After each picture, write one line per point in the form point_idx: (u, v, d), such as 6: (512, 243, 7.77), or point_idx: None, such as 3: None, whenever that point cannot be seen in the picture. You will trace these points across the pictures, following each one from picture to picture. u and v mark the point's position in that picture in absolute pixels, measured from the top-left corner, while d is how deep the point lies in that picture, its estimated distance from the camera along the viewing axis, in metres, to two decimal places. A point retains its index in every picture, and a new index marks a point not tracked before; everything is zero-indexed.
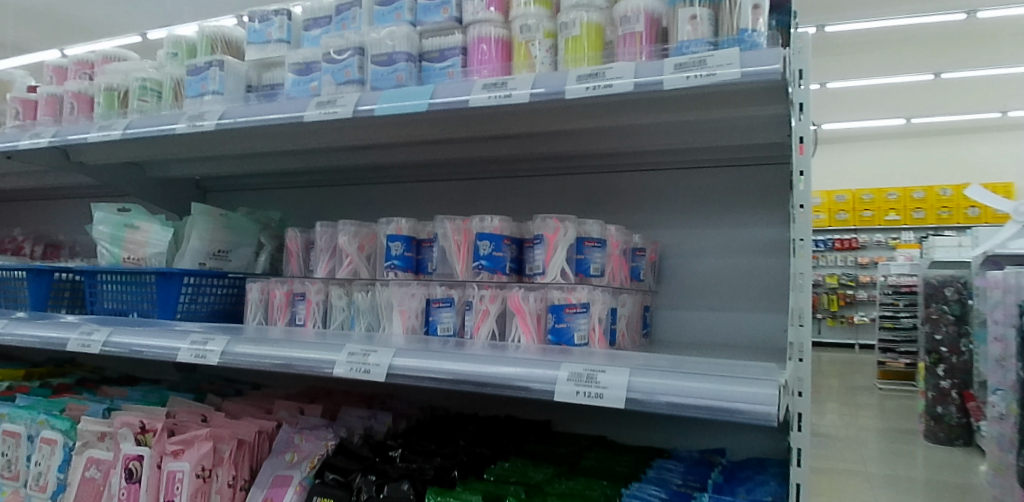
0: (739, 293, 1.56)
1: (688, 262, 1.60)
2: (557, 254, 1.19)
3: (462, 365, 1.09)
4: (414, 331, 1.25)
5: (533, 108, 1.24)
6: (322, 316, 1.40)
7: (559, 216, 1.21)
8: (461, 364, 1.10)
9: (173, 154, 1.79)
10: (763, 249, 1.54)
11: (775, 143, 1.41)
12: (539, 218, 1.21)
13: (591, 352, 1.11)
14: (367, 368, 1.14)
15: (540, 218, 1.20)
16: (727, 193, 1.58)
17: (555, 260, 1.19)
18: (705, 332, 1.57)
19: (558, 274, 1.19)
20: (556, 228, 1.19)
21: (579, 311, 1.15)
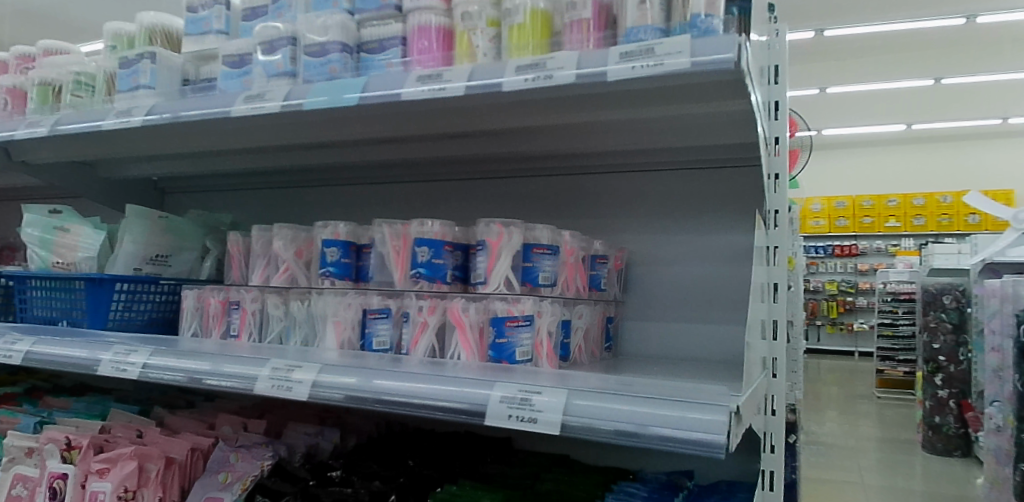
0: (709, 304, 1.46)
1: (657, 271, 1.51)
2: (500, 262, 1.10)
3: (391, 383, 1.00)
4: (349, 344, 1.16)
5: (480, 105, 1.15)
6: (258, 327, 1.30)
7: (504, 221, 1.12)
8: (390, 382, 1.01)
9: (117, 153, 1.69)
10: (736, 257, 1.45)
11: (745, 144, 1.31)
12: (482, 222, 1.12)
13: (533, 370, 1.02)
14: (291, 386, 1.05)
15: (483, 223, 1.12)
16: (698, 198, 1.49)
17: (498, 268, 1.10)
18: (674, 346, 1.48)
19: (501, 283, 1.10)
20: (499, 234, 1.10)
21: (523, 325, 1.06)
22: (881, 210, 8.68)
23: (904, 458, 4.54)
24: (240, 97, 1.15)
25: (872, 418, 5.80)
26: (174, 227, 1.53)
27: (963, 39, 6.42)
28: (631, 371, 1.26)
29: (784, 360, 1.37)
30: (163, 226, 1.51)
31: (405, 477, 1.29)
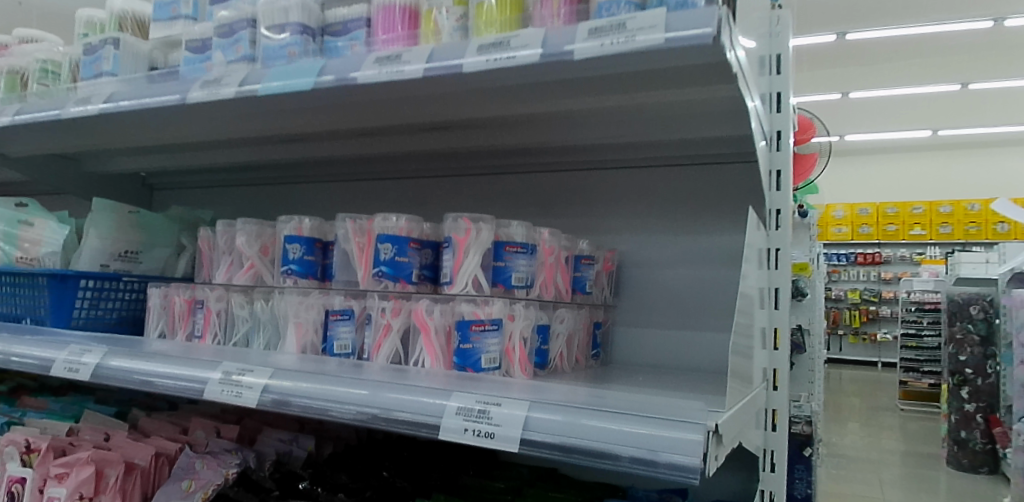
0: (706, 309, 1.36)
1: (651, 274, 1.41)
2: (467, 261, 1.02)
3: (344, 391, 0.92)
4: (310, 348, 1.10)
5: (452, 93, 1.06)
6: (221, 328, 1.22)
7: (473, 216, 1.05)
8: (343, 390, 0.93)
9: (93, 147, 1.64)
10: (735, 259, 1.35)
11: (743, 137, 1.22)
12: (449, 218, 1.05)
13: (502, 380, 0.93)
14: (241, 391, 0.98)
15: (451, 218, 1.05)
16: (695, 196, 1.40)
17: (465, 268, 1.02)
18: (668, 354, 1.38)
19: (469, 284, 1.02)
20: (466, 231, 1.03)
21: (490, 329, 0.97)
22: (906, 218, 8.47)
23: (928, 473, 4.36)
24: (197, 81, 1.10)
25: (895, 432, 5.60)
26: (146, 223, 1.48)
27: (990, 43, 6.23)
28: (618, 381, 1.17)
29: (786, 372, 1.27)
30: (134, 222, 1.46)
31: (372, 489, 1.24)
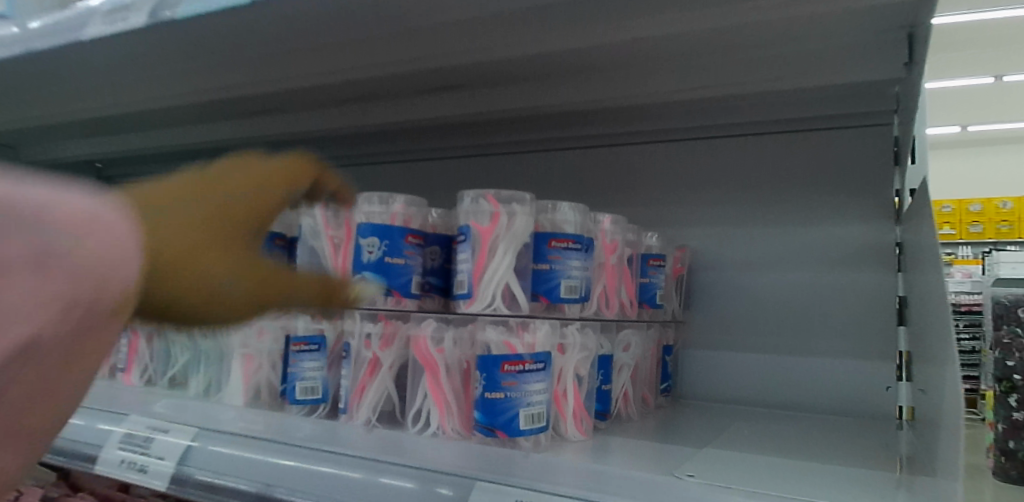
0: (810, 327, 1.01)
1: (730, 278, 1.07)
2: (494, 263, 0.68)
3: (299, 472, 0.59)
4: (263, 390, 0.78)
5: (461, 18, 0.73)
6: (151, 362, 0.90)
7: (501, 195, 0.71)
8: (298, 469, 0.59)
9: (20, 123, 1.32)
10: (849, 259, 1.00)
11: (872, 83, 0.87)
12: (464, 198, 0.71)
13: (552, 458, 0.59)
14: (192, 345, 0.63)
15: (468, 199, 0.71)
16: (789, 175, 1.05)
17: (491, 275, 0.68)
18: (756, 385, 1.03)
19: (499, 295, 0.68)
20: (493, 217, 0.69)
21: (533, 369, 0.62)
22: None
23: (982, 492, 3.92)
24: (98, 9, 0.77)
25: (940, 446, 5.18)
26: None
27: None
28: (705, 433, 0.82)
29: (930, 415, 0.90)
30: None
31: None
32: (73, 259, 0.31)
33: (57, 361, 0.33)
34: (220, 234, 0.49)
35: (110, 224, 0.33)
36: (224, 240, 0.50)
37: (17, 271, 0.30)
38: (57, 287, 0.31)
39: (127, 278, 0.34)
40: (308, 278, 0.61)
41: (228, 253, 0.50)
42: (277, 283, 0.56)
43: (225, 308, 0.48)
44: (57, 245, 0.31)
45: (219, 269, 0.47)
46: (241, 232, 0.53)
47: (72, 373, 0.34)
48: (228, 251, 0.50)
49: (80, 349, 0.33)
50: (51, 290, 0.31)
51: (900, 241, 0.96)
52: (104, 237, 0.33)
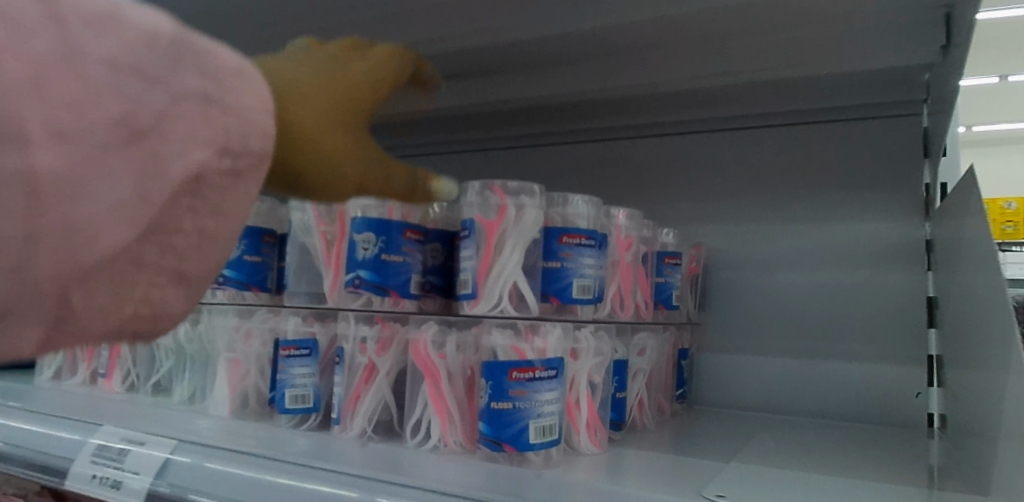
0: (834, 330, 0.95)
1: (748, 277, 1.01)
2: (501, 260, 0.63)
3: (284, 492, 0.53)
4: (251, 397, 0.72)
5: None
6: (133, 366, 0.84)
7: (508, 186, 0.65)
8: (283, 489, 0.54)
9: None
10: (875, 257, 0.94)
11: (903, 68, 0.82)
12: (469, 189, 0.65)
13: (564, 476, 0.54)
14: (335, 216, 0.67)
15: (472, 191, 0.65)
16: (811, 169, 0.99)
17: (497, 272, 0.63)
18: (776, 391, 0.98)
19: (506, 295, 0.62)
20: (500, 210, 0.63)
21: (544, 377, 0.57)
22: None
23: None
24: None
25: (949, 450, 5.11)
26: None
27: None
28: (726, 444, 0.76)
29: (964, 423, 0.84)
30: None
31: None
32: (232, 109, 0.40)
33: (220, 195, 0.40)
34: (332, 114, 0.53)
35: (252, 78, 0.42)
36: (331, 117, 0.52)
37: (195, 107, 0.38)
38: (217, 123, 0.39)
39: (271, 122, 0.42)
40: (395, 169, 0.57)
41: (339, 129, 0.53)
42: (384, 165, 0.56)
43: (342, 181, 0.52)
44: (218, 89, 0.39)
45: (334, 144, 0.51)
46: (344, 117, 0.54)
47: (234, 204, 0.41)
48: (341, 128, 0.53)
49: (236, 187, 0.41)
50: (212, 123, 0.39)
51: (931, 238, 0.91)
52: (250, 83, 0.42)
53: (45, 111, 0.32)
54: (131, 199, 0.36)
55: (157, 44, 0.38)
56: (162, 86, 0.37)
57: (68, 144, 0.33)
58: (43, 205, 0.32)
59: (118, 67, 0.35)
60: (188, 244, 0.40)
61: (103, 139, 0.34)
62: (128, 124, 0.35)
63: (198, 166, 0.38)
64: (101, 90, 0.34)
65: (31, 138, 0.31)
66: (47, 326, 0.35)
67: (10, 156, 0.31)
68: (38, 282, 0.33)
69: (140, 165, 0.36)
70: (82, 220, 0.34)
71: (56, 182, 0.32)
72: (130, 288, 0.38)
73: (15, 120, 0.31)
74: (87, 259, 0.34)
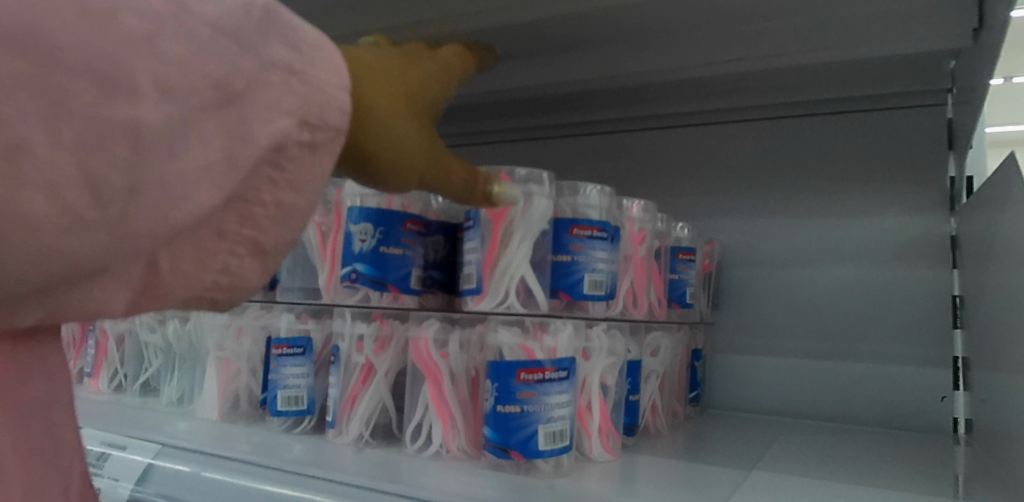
0: (854, 330, 0.91)
1: (764, 275, 0.97)
2: (507, 253, 0.59)
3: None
4: (242, 398, 0.69)
5: None
6: (121, 365, 0.81)
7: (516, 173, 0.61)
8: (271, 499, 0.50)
9: None
10: (898, 254, 0.90)
11: (931, 53, 0.77)
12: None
13: (574, 488, 0.50)
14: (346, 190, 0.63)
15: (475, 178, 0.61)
16: (830, 162, 0.95)
17: (503, 266, 0.59)
18: (793, 393, 0.94)
19: (514, 291, 0.58)
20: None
21: (555, 379, 0.52)
22: None
23: None
24: None
25: None
26: None
27: None
28: (744, 450, 0.72)
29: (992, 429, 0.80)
30: None
31: None
32: (315, 82, 0.37)
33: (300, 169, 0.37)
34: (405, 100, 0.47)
35: (331, 52, 0.39)
36: (402, 104, 0.46)
37: (280, 76, 0.35)
38: (301, 94, 0.36)
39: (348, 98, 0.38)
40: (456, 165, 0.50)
41: (409, 116, 0.47)
42: (445, 161, 0.49)
43: (402, 171, 0.45)
44: (303, 60, 0.37)
45: (402, 127, 0.45)
46: (411, 106, 0.48)
47: (313, 179, 0.38)
48: (410, 116, 0.47)
49: (318, 162, 0.38)
50: (296, 95, 0.36)
51: (957, 234, 0.86)
52: (333, 61, 0.38)
53: (154, 63, 0.30)
54: (219, 162, 0.33)
55: (250, 9, 0.35)
56: (253, 51, 0.34)
57: (172, 100, 0.30)
58: (145, 159, 0.29)
59: (218, 29, 0.33)
60: (267, 216, 0.37)
61: (203, 98, 0.32)
62: (224, 86, 0.32)
63: (281, 136, 0.35)
64: (203, 47, 0.32)
65: (138, 88, 0.29)
66: (133, 290, 0.33)
67: (118, 105, 0.28)
68: (132, 243, 0.30)
69: (233, 129, 0.33)
70: (177, 180, 0.31)
71: (159, 137, 0.30)
72: (210, 255, 0.35)
73: (124, 70, 0.28)
74: (177, 225, 0.32)
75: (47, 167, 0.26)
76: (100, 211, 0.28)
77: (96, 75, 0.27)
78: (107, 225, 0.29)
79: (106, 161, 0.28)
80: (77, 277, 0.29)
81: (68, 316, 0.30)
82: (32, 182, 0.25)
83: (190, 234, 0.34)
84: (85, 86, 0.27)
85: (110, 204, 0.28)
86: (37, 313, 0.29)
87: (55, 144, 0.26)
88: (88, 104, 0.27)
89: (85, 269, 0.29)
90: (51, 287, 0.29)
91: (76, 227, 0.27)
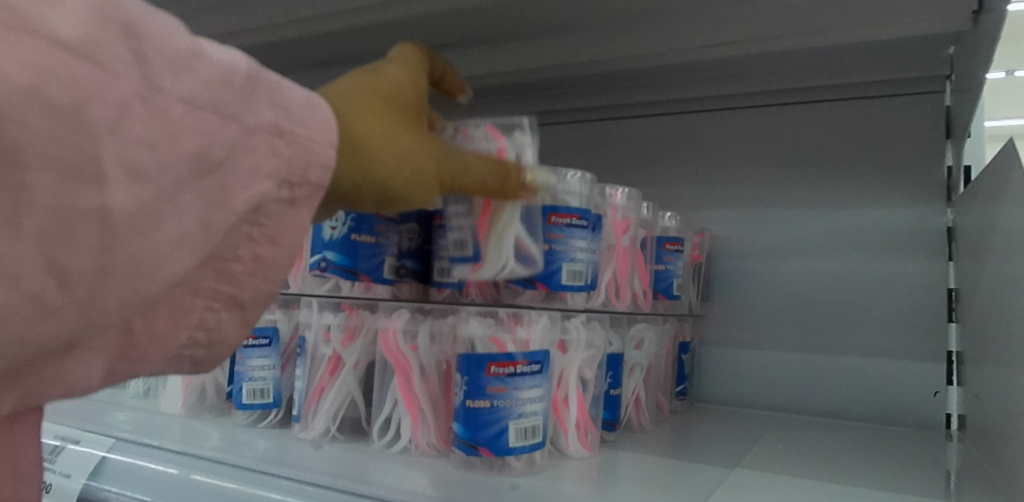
0: (845, 324, 0.89)
1: (754, 266, 0.95)
2: (502, 211, 0.55)
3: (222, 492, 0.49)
4: (209, 389, 0.68)
5: None
6: None
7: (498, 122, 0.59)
8: (221, 489, 0.49)
9: None
10: (891, 247, 0.88)
11: (921, 39, 0.75)
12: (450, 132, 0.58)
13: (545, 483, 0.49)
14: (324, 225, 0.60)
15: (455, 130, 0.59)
16: (824, 151, 0.92)
17: (501, 228, 0.55)
18: (783, 387, 0.91)
19: (511, 253, 0.56)
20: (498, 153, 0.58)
21: (526, 372, 0.50)
22: None
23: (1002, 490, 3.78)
24: None
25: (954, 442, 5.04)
26: None
27: None
28: (728, 448, 0.70)
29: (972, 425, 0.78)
30: None
31: None
32: (302, 141, 0.37)
33: (279, 225, 0.37)
34: (404, 121, 0.45)
35: (325, 111, 0.39)
36: (404, 127, 0.45)
37: (266, 138, 0.35)
38: (286, 155, 0.36)
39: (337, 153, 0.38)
40: (477, 160, 0.49)
41: (414, 133, 0.45)
42: (463, 158, 0.48)
43: (421, 177, 0.45)
44: (290, 119, 0.36)
45: (411, 149, 0.44)
46: (419, 122, 0.48)
47: (292, 234, 0.37)
48: (415, 135, 0.45)
49: (296, 216, 0.37)
50: (280, 156, 0.36)
51: (953, 226, 0.84)
52: (326, 118, 0.38)
53: (123, 147, 0.29)
54: (193, 231, 0.33)
55: (233, 75, 0.34)
56: (236, 118, 0.34)
57: (142, 183, 0.30)
58: (117, 241, 0.29)
59: (196, 104, 0.32)
60: (245, 272, 0.36)
61: (179, 175, 0.31)
62: (201, 159, 0.32)
63: (259, 199, 0.35)
64: (180, 126, 0.31)
65: (108, 176, 0.29)
66: (111, 358, 0.33)
67: (86, 194, 0.28)
68: (104, 318, 0.30)
69: (210, 198, 0.33)
70: (149, 255, 0.31)
71: (131, 221, 0.30)
72: (184, 313, 0.35)
73: (90, 158, 0.28)
74: (149, 294, 0.32)
75: (11, 262, 0.26)
76: (68, 295, 0.28)
77: (63, 168, 0.27)
78: (76, 307, 0.29)
79: (74, 248, 0.28)
80: (49, 356, 0.29)
81: (44, 397, 0.30)
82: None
83: (166, 295, 0.34)
84: (51, 181, 0.27)
85: (78, 288, 0.29)
86: (12, 398, 0.30)
87: (20, 242, 0.26)
88: (52, 197, 0.27)
89: (57, 347, 0.29)
90: (25, 371, 0.29)
91: (43, 315, 0.28)
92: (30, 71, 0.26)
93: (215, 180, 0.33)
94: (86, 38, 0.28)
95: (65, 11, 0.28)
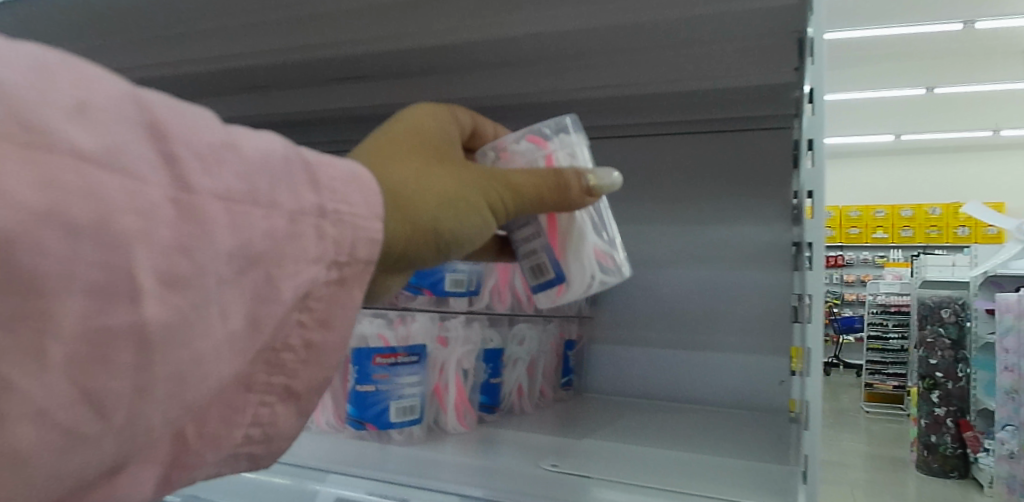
0: (718, 323, 1.04)
1: (644, 276, 1.09)
2: (572, 227, 0.54)
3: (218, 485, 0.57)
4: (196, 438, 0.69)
5: None
6: None
7: (533, 127, 0.55)
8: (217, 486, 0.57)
9: None
10: (755, 258, 1.02)
11: (780, 85, 0.87)
12: (486, 156, 0.55)
13: (512, 468, 0.58)
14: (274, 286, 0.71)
15: (489, 150, 0.54)
16: (702, 174, 1.06)
17: (577, 242, 0.54)
18: (665, 379, 1.05)
19: (593, 261, 0.54)
20: (547, 160, 0.54)
21: (405, 362, 0.62)
22: None
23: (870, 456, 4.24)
24: None
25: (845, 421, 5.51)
26: None
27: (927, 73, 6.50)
28: (602, 425, 0.83)
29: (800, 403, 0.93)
30: None
31: None
32: (347, 219, 0.36)
33: (329, 308, 0.37)
34: (439, 157, 0.47)
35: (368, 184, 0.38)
36: (441, 165, 0.46)
37: (309, 224, 0.34)
38: (331, 236, 0.35)
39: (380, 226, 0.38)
40: (524, 175, 0.49)
41: (449, 168, 0.46)
42: (506, 178, 0.48)
43: (464, 205, 0.46)
44: (330, 199, 0.36)
45: (451, 185, 0.45)
46: (454, 155, 0.49)
47: (344, 314, 0.38)
48: (452, 169, 0.46)
49: (349, 296, 0.37)
50: (325, 238, 0.35)
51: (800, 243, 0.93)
52: (367, 189, 0.38)
53: (156, 256, 0.27)
54: (233, 331, 0.32)
55: (268, 163, 0.33)
56: (277, 206, 0.33)
57: (179, 290, 0.28)
58: (153, 355, 0.28)
59: (230, 197, 0.30)
60: (296, 360, 0.37)
61: (220, 275, 0.30)
62: (243, 254, 0.31)
63: (307, 286, 0.35)
64: (217, 224, 0.30)
65: (143, 289, 0.27)
66: (164, 466, 0.33)
67: (119, 312, 0.26)
68: (146, 437, 0.30)
69: (257, 292, 0.32)
70: (193, 363, 0.30)
71: (167, 332, 0.28)
72: (238, 411, 0.35)
73: (122, 274, 0.26)
74: (190, 400, 0.31)
75: (35, 397, 0.25)
76: (104, 424, 0.27)
77: (90, 288, 0.25)
78: (112, 432, 0.28)
79: (109, 371, 0.27)
80: (90, 484, 0.29)
81: None
82: (19, 416, 0.24)
83: (220, 395, 0.34)
84: (78, 303, 0.25)
85: (115, 410, 0.27)
86: None
87: (45, 375, 0.25)
88: (78, 319, 0.25)
89: (99, 471, 0.28)
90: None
91: (78, 443, 0.26)
92: (40, 191, 0.24)
93: (257, 273, 0.32)
94: (105, 145, 0.26)
95: (83, 124, 0.26)
